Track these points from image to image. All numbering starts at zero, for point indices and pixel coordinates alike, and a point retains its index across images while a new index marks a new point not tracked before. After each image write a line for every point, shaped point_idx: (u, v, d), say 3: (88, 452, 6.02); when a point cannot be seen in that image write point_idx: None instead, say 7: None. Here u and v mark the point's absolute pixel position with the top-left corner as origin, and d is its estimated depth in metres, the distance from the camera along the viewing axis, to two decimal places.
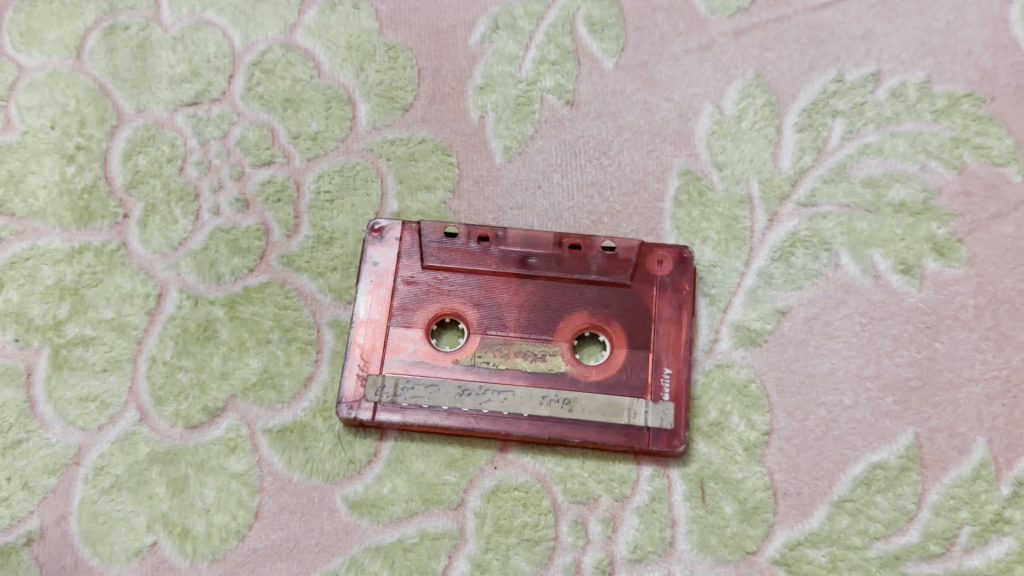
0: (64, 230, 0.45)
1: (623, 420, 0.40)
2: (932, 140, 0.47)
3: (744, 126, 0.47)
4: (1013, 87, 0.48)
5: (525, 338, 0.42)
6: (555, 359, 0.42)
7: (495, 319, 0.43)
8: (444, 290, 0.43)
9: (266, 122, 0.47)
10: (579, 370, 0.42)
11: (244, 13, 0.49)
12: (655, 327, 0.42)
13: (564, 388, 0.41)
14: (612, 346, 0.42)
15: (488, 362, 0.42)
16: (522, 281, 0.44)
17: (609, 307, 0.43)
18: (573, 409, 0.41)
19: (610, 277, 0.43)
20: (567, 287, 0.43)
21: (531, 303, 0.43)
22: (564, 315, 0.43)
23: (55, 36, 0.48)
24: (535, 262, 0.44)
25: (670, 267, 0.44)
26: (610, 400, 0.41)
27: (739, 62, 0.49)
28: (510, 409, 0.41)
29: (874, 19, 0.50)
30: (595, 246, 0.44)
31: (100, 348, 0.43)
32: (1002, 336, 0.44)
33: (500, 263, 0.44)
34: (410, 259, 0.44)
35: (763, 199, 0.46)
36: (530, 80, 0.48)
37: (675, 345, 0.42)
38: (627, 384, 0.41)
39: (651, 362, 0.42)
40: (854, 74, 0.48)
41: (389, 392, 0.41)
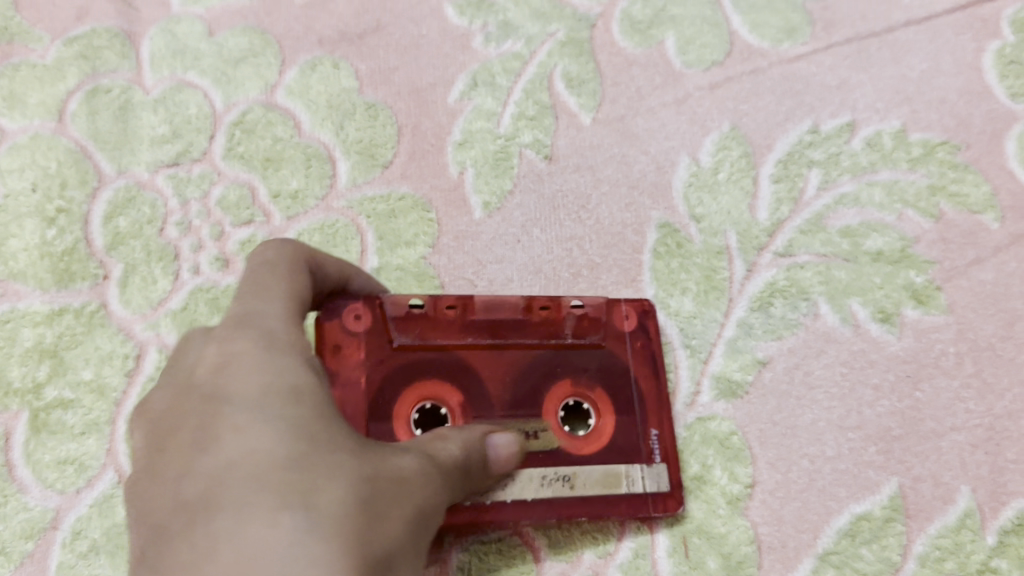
0: (44, 292, 0.45)
1: (624, 489, 0.39)
2: (909, 188, 0.47)
3: (720, 178, 0.48)
4: (988, 134, 0.49)
5: (512, 415, 0.40)
6: (547, 434, 0.40)
7: (478, 398, 0.40)
8: (421, 372, 0.40)
9: (246, 181, 0.47)
10: (571, 444, 0.40)
11: (226, 74, 0.49)
12: (635, 387, 0.42)
13: (562, 463, 0.39)
14: (597, 412, 0.41)
15: None
16: (496, 353, 0.41)
17: (586, 372, 0.41)
18: (575, 485, 0.39)
19: (584, 340, 0.42)
20: (544, 356, 0.41)
21: (510, 376, 0.41)
22: (545, 386, 0.41)
23: (37, 99, 0.49)
24: (510, 330, 0.41)
25: (636, 322, 0.43)
26: (608, 470, 0.40)
27: (715, 115, 0.49)
28: (514, 497, 0.38)
29: (848, 69, 0.50)
30: (563, 308, 0.42)
31: (78, 410, 0.43)
32: (984, 384, 0.44)
33: (474, 334, 0.41)
34: (378, 339, 0.40)
35: (740, 249, 0.46)
36: (508, 135, 0.49)
37: (656, 402, 0.42)
38: (619, 452, 0.40)
39: (636, 423, 0.41)
40: (829, 124, 0.49)
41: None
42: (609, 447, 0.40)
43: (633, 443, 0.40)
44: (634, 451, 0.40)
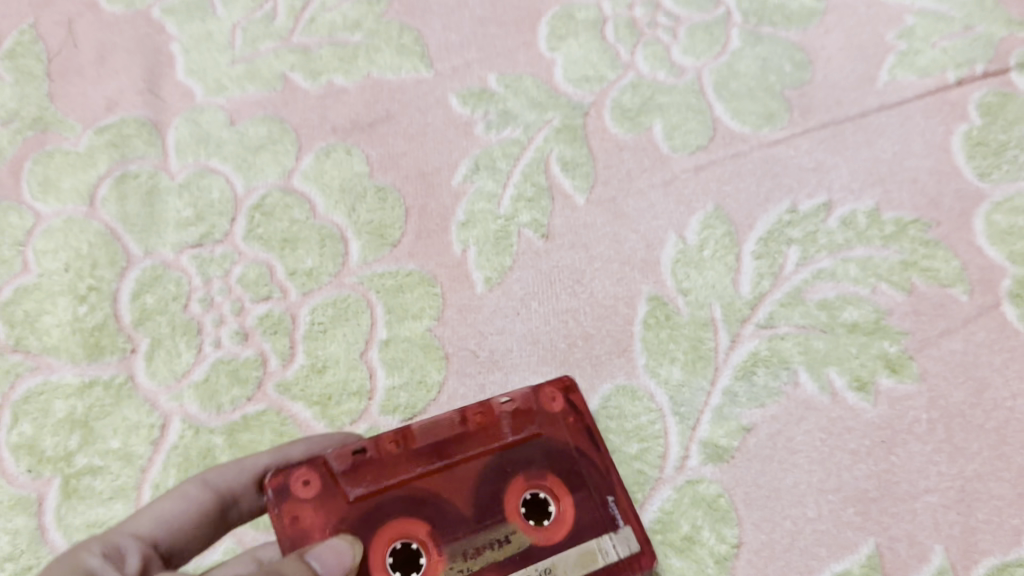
0: (75, 365, 0.48)
1: (602, 562, 0.38)
2: (882, 264, 0.51)
3: (705, 255, 0.51)
4: (957, 212, 0.52)
5: (480, 529, 0.38)
6: (516, 536, 0.38)
7: (442, 523, 0.38)
8: (382, 517, 0.38)
9: (265, 260, 0.51)
10: (541, 537, 0.38)
11: (246, 161, 0.53)
12: (585, 467, 0.40)
13: (539, 557, 0.38)
14: (556, 498, 0.39)
15: (460, 573, 0.37)
16: (446, 471, 0.39)
17: (532, 465, 0.40)
18: (558, 574, 0.37)
19: (523, 437, 0.40)
20: (491, 463, 0.40)
21: (465, 489, 0.39)
22: (499, 490, 0.39)
23: (70, 184, 0.52)
24: (453, 441, 0.40)
25: (566, 404, 0.42)
26: (582, 548, 0.38)
27: (700, 196, 0.53)
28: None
29: (824, 152, 0.54)
30: (496, 410, 0.41)
31: (107, 477, 0.46)
32: (955, 448, 0.46)
33: (423, 456, 0.39)
34: (331, 499, 0.37)
35: (725, 321, 0.49)
36: (508, 215, 0.52)
37: (608, 475, 0.40)
38: (587, 526, 0.39)
39: (594, 498, 0.40)
40: (807, 204, 0.52)
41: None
42: (579, 526, 0.39)
43: (601, 517, 0.39)
44: (601, 526, 0.39)
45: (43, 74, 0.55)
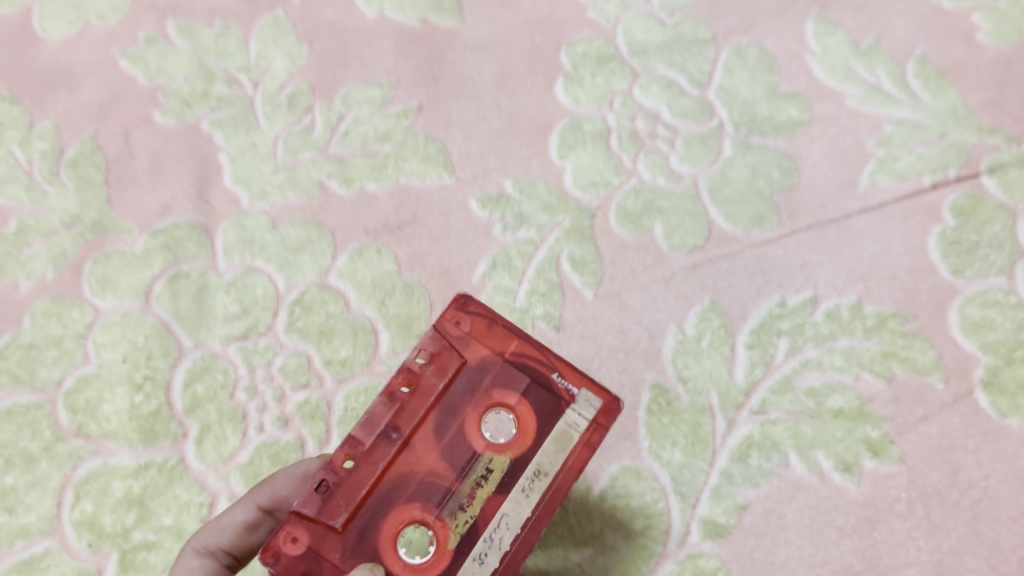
0: (132, 449, 0.53)
1: (575, 434, 0.40)
2: (864, 354, 0.56)
3: (703, 345, 0.56)
4: (933, 306, 0.57)
5: (460, 476, 0.39)
6: (495, 460, 0.39)
7: (426, 492, 0.39)
8: (374, 522, 0.38)
9: (303, 351, 0.56)
10: (515, 449, 0.39)
11: (288, 260, 0.59)
12: (516, 368, 0.41)
13: (523, 467, 0.39)
14: (509, 407, 0.40)
15: (466, 519, 0.38)
16: (403, 450, 0.39)
17: (471, 394, 0.40)
18: (547, 471, 0.39)
19: (451, 377, 0.40)
20: (438, 416, 0.40)
21: (427, 451, 0.39)
22: (458, 433, 0.40)
23: (127, 283, 0.57)
24: (394, 411, 0.40)
25: (469, 320, 0.41)
26: (554, 435, 0.40)
27: (697, 292, 0.58)
28: (520, 524, 0.38)
29: (810, 251, 0.59)
30: (416, 369, 0.41)
31: (161, 551, 0.51)
32: (933, 524, 0.51)
33: (377, 446, 0.39)
34: (322, 539, 0.37)
35: (721, 407, 0.54)
36: (523, 309, 0.58)
37: (540, 360, 0.41)
38: (547, 410, 0.40)
39: (543, 387, 0.41)
40: (795, 299, 0.58)
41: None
42: (543, 416, 0.40)
43: (555, 400, 0.40)
44: (558, 404, 0.40)
45: (102, 181, 0.60)
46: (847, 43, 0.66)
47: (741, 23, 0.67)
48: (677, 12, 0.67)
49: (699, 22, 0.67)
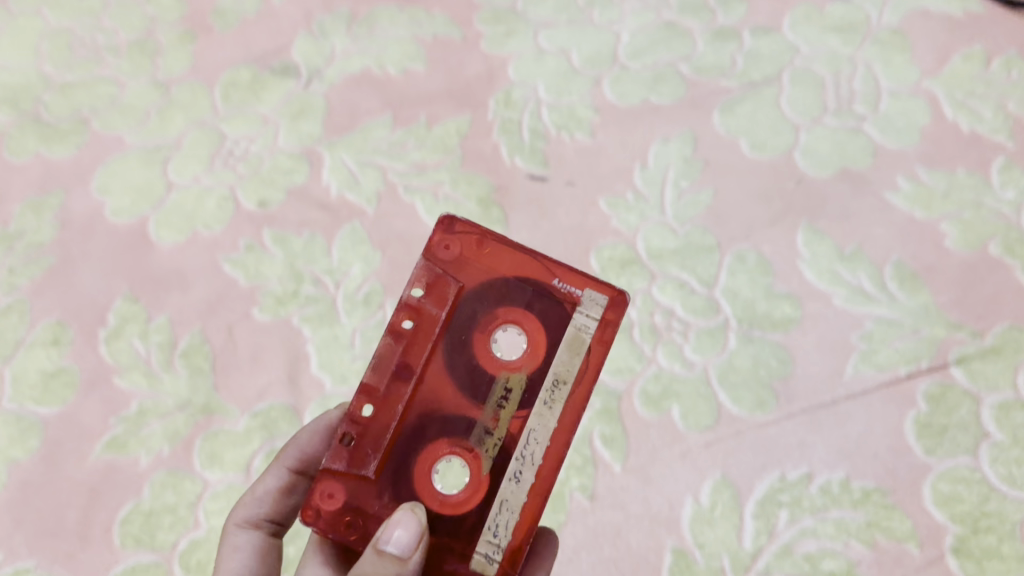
0: None
1: (585, 337, 0.52)
2: (852, 524, 0.67)
3: (715, 514, 0.68)
4: (909, 481, 0.68)
5: (482, 404, 0.51)
6: (513, 379, 0.51)
7: (452, 424, 0.51)
8: (410, 461, 0.50)
9: None
10: (529, 364, 0.52)
11: None
12: (513, 283, 0.53)
13: (544, 378, 0.51)
14: (517, 323, 0.52)
15: (493, 432, 0.50)
16: (417, 385, 0.52)
17: (473, 317, 0.53)
18: (565, 379, 0.51)
19: (449, 305, 0.53)
20: (446, 345, 0.53)
21: (441, 381, 0.52)
22: (472, 361, 0.52)
23: (232, 457, 0.68)
24: (407, 347, 0.52)
25: (457, 242, 0.54)
26: (567, 342, 0.52)
27: (710, 466, 0.69)
28: (546, 434, 0.50)
29: (804, 431, 0.71)
30: (419, 304, 0.53)
31: None
32: None
33: (397, 392, 0.52)
34: (359, 488, 0.49)
35: (733, 570, 0.65)
36: (561, 480, 0.69)
37: (531, 271, 0.54)
38: (553, 321, 0.52)
39: (542, 297, 0.53)
40: (793, 474, 0.69)
41: (497, 549, 0.48)
42: (552, 321, 0.52)
43: (560, 302, 0.53)
44: (566, 306, 0.53)
45: (209, 368, 0.72)
46: (833, 249, 0.79)
47: (741, 231, 0.80)
48: (687, 222, 0.80)
49: (706, 231, 0.80)
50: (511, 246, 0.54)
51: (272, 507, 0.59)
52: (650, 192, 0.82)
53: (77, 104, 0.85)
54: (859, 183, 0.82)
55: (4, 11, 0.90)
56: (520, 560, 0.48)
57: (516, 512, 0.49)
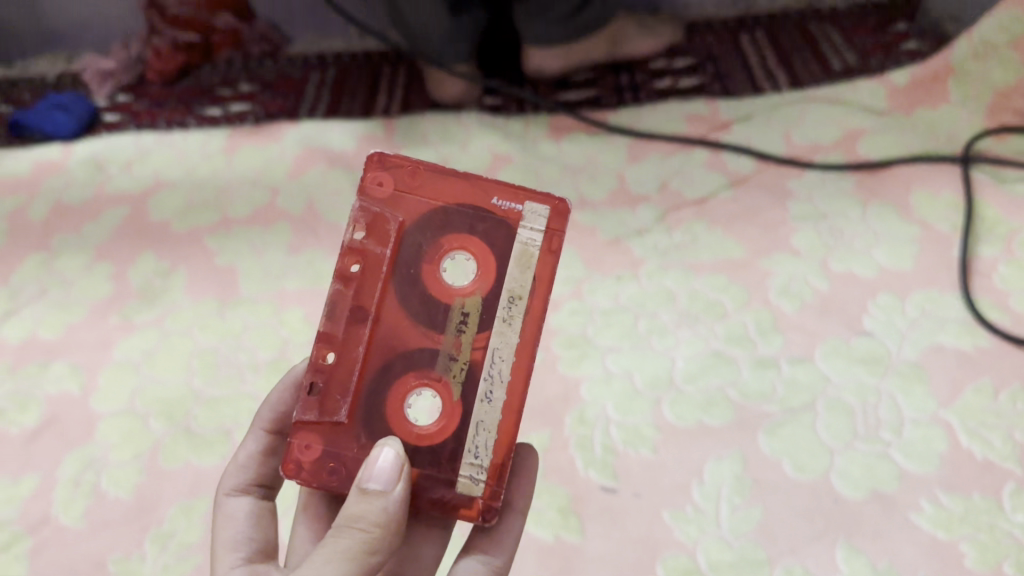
0: None
1: (531, 249, 0.73)
2: None
3: None
4: None
5: (444, 332, 0.72)
6: (471, 304, 0.73)
7: (421, 360, 0.72)
8: (383, 395, 0.72)
9: None
10: (480, 286, 0.73)
11: None
12: (454, 215, 0.74)
13: (501, 299, 0.72)
14: (465, 250, 0.73)
15: (453, 354, 0.72)
16: (373, 324, 0.72)
17: (419, 250, 0.74)
18: (519, 296, 0.72)
19: (390, 244, 0.73)
20: (397, 280, 0.73)
21: (397, 315, 0.73)
22: (427, 296, 0.73)
23: None
24: (360, 287, 0.73)
25: (389, 182, 0.74)
26: (518, 256, 0.72)
27: None
28: (506, 348, 0.71)
29: None
30: (367, 250, 0.73)
31: None
32: None
33: (355, 335, 0.72)
34: (338, 437, 0.70)
35: None
36: None
37: (468, 199, 0.74)
38: (494, 240, 0.73)
39: (483, 221, 0.74)
40: None
41: (480, 468, 0.70)
42: (497, 236, 0.73)
43: (500, 215, 0.74)
44: (513, 220, 0.73)
45: None
46: (869, 564, 0.92)
47: (788, 547, 0.93)
48: (742, 535, 0.93)
49: (757, 545, 0.93)
50: (444, 178, 0.75)
51: (256, 470, 0.78)
52: (707, 507, 0.96)
53: (222, 418, 1.01)
54: (887, 504, 0.95)
55: (159, 331, 1.08)
56: (502, 470, 0.70)
57: (493, 433, 0.70)
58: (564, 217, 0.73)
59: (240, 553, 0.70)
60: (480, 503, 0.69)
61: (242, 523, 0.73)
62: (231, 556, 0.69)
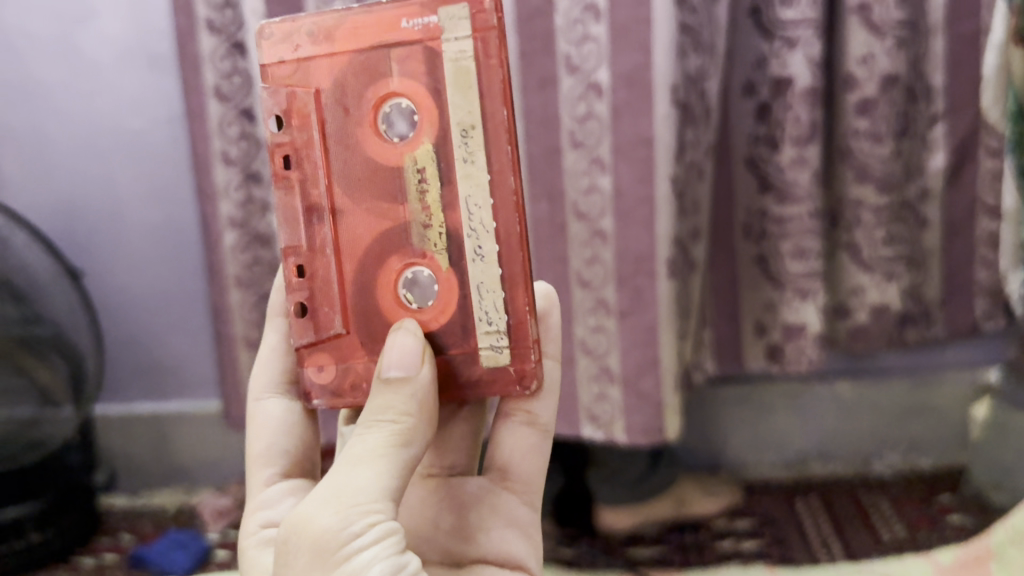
0: None
1: (462, 63, 0.70)
2: None
3: None
4: None
5: (406, 201, 0.75)
6: (426, 156, 0.73)
7: (397, 233, 0.76)
8: (376, 277, 0.76)
9: None
10: (427, 130, 0.73)
11: None
12: (367, 57, 0.74)
13: (457, 135, 0.72)
14: (395, 95, 0.73)
15: (428, 225, 0.75)
16: (336, 216, 0.77)
17: (350, 117, 0.75)
18: (472, 130, 0.71)
19: (312, 124, 0.76)
20: (337, 155, 0.76)
21: (353, 196, 0.76)
22: (378, 162, 0.75)
23: None
24: (303, 184, 0.77)
25: (288, 62, 0.76)
26: (455, 75, 0.71)
27: None
28: (481, 190, 0.72)
29: None
30: (293, 142, 0.76)
31: None
32: None
33: (318, 235, 0.77)
34: (343, 340, 0.77)
35: None
36: None
37: (376, 34, 0.73)
38: (417, 65, 0.72)
39: (402, 52, 0.72)
40: None
41: (497, 336, 0.73)
42: (421, 69, 0.72)
43: (415, 38, 0.72)
44: (431, 37, 0.71)
45: None
46: None
47: None
48: None
49: None
50: (338, 21, 0.74)
51: (273, 375, 0.88)
52: None
53: None
54: None
55: None
56: (516, 326, 0.73)
57: (501, 295, 0.73)
58: (486, 9, 0.69)
59: (273, 469, 0.84)
60: (512, 372, 0.74)
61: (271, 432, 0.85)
62: (265, 471, 0.83)
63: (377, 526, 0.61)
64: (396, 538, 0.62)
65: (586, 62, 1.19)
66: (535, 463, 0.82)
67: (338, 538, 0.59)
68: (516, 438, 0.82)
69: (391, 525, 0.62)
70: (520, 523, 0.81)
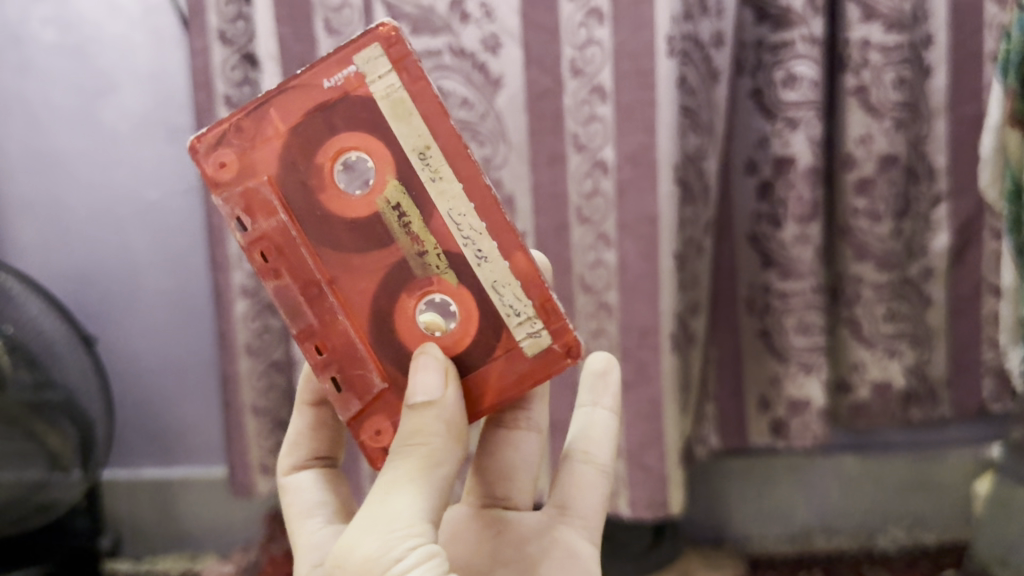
0: None
1: (397, 95, 0.70)
2: None
3: None
4: None
5: (394, 241, 0.73)
6: (399, 191, 0.72)
7: (399, 271, 0.73)
8: (399, 317, 0.74)
9: None
10: (390, 165, 0.71)
11: None
12: (307, 124, 0.72)
13: (415, 161, 0.71)
14: (351, 146, 0.71)
15: (424, 260, 0.73)
16: (332, 280, 0.74)
17: (309, 188, 0.73)
18: (427, 150, 0.71)
19: (274, 207, 0.73)
20: (309, 226, 0.74)
21: (342, 256, 0.74)
22: (357, 213, 0.73)
23: None
24: (291, 269, 0.74)
25: (229, 164, 0.73)
26: (393, 108, 0.70)
27: None
28: (456, 205, 0.71)
29: None
30: (264, 232, 0.73)
31: None
32: None
33: (323, 308, 0.74)
34: (387, 397, 0.74)
35: None
36: None
37: (305, 102, 0.71)
38: (359, 112, 0.71)
39: (336, 108, 0.71)
40: None
41: (533, 326, 0.73)
42: (360, 114, 0.71)
43: (341, 92, 0.71)
44: (356, 85, 0.70)
45: None
46: None
47: None
48: None
49: None
50: (261, 111, 0.72)
51: (308, 446, 0.91)
52: None
53: None
54: None
55: None
56: (544, 312, 0.72)
57: (517, 284, 0.72)
58: (395, 40, 0.70)
59: (319, 518, 0.83)
60: (558, 347, 0.73)
61: (311, 492, 0.86)
62: (311, 521, 0.82)
63: (418, 548, 0.62)
64: (439, 561, 0.63)
65: (592, 141, 1.23)
66: (593, 500, 0.86)
67: (379, 564, 0.62)
68: (577, 475, 0.87)
69: (432, 548, 0.63)
70: (579, 555, 0.82)
